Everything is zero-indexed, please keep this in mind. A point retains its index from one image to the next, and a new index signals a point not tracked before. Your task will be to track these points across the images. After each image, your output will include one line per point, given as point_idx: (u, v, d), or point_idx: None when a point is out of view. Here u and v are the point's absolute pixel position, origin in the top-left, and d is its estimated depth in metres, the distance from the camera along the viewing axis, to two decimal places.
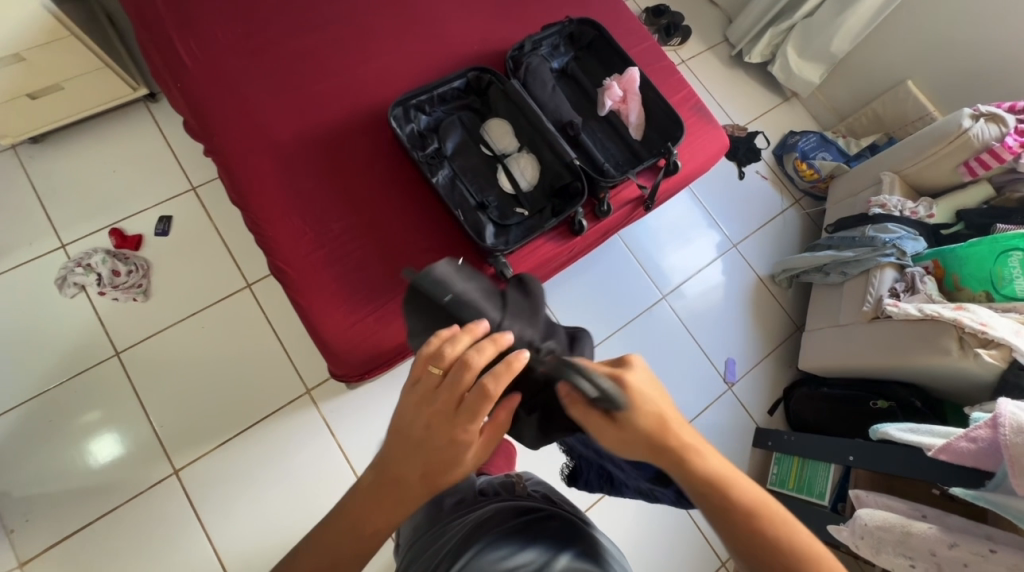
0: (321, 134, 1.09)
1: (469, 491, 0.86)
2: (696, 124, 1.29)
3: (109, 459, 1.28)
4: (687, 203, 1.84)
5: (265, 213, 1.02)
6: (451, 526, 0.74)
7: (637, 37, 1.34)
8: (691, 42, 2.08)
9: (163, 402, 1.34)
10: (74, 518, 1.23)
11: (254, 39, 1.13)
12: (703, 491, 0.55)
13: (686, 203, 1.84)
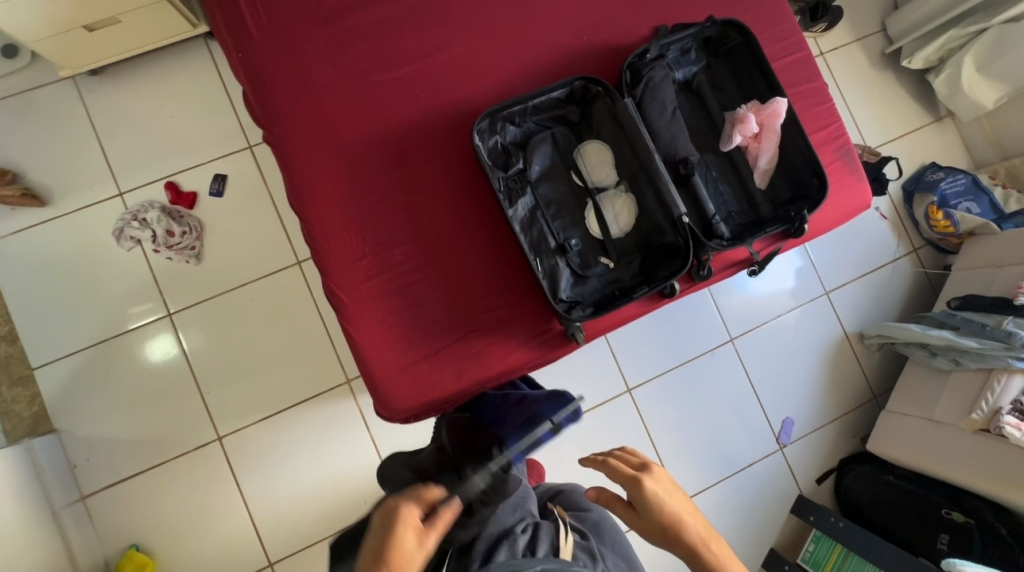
0: (392, 136, 0.94)
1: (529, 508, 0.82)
2: (837, 172, 1.05)
3: (168, 407, 1.34)
4: None
5: (321, 226, 0.91)
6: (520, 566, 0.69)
7: (787, 46, 1.06)
8: (838, 30, 1.69)
9: (210, 369, 1.36)
10: (128, 465, 1.31)
11: (329, 3, 0.95)
12: None
13: None
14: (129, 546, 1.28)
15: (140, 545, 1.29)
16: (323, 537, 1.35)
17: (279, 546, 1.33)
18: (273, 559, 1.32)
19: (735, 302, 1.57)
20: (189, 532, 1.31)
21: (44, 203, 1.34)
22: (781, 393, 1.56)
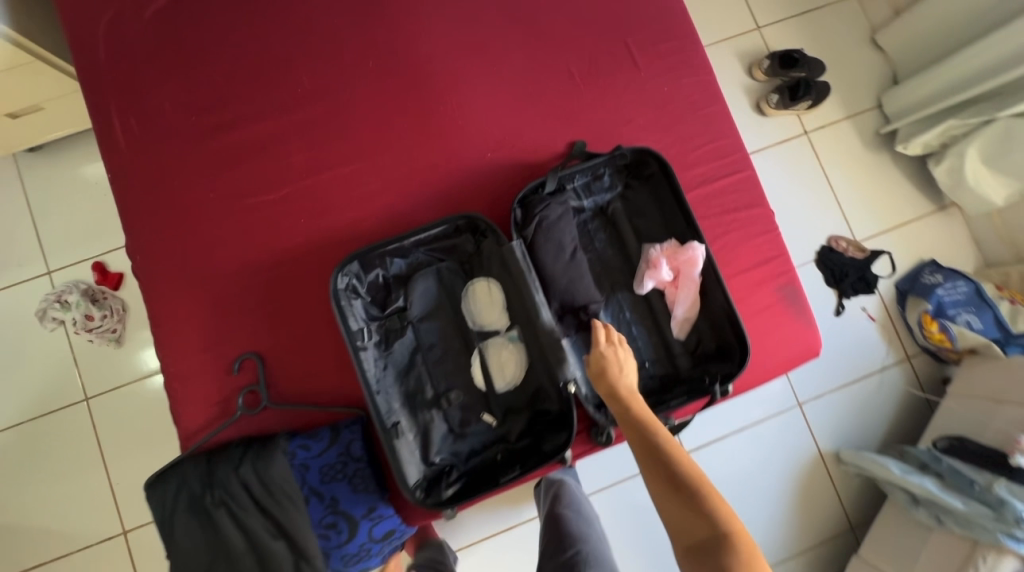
0: (264, 265, 0.87)
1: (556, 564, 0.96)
2: (777, 313, 0.90)
3: (78, 494, 1.30)
4: None
5: (179, 364, 0.84)
6: None
7: (726, 163, 0.93)
8: (827, 105, 1.52)
9: (123, 459, 1.32)
10: (34, 553, 1.28)
11: (211, 117, 0.90)
12: (694, 504, 0.62)
13: None
14: None
15: None
16: None
17: None
18: None
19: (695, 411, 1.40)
20: None
21: None
22: (744, 517, 1.38)
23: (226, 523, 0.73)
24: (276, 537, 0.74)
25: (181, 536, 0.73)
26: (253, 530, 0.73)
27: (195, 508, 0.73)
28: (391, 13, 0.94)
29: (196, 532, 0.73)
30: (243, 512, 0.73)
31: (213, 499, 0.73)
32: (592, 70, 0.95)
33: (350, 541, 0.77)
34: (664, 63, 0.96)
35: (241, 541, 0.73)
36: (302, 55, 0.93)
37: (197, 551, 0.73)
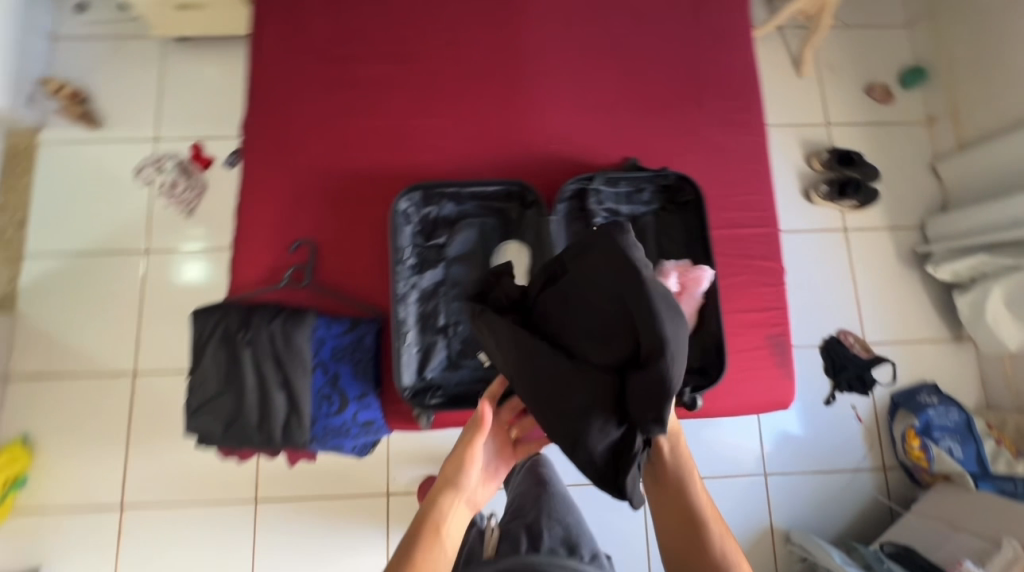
0: (343, 175, 1.02)
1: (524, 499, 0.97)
2: (762, 359, 0.98)
3: (109, 329, 1.46)
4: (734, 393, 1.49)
5: (251, 230, 0.99)
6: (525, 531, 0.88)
7: (756, 217, 1.03)
8: (872, 211, 1.60)
9: (157, 312, 1.48)
10: (55, 365, 1.44)
11: (342, 48, 1.07)
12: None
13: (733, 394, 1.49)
14: (19, 435, 1.40)
15: (27, 438, 1.40)
16: (183, 503, 1.40)
17: (140, 493, 1.39)
18: (126, 504, 1.39)
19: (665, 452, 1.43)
20: (74, 446, 1.40)
21: (97, 126, 1.57)
22: None
23: (247, 357, 0.86)
24: (280, 387, 0.86)
25: (208, 355, 0.86)
26: (264, 374, 0.86)
27: (227, 343, 0.87)
28: (513, 8, 1.10)
29: (220, 356, 0.86)
30: (262, 356, 0.86)
31: (243, 340, 0.86)
32: (664, 104, 1.08)
33: (337, 415, 0.88)
34: (728, 116, 1.08)
35: (253, 378, 0.86)
36: (430, 20, 1.09)
37: (217, 371, 0.86)
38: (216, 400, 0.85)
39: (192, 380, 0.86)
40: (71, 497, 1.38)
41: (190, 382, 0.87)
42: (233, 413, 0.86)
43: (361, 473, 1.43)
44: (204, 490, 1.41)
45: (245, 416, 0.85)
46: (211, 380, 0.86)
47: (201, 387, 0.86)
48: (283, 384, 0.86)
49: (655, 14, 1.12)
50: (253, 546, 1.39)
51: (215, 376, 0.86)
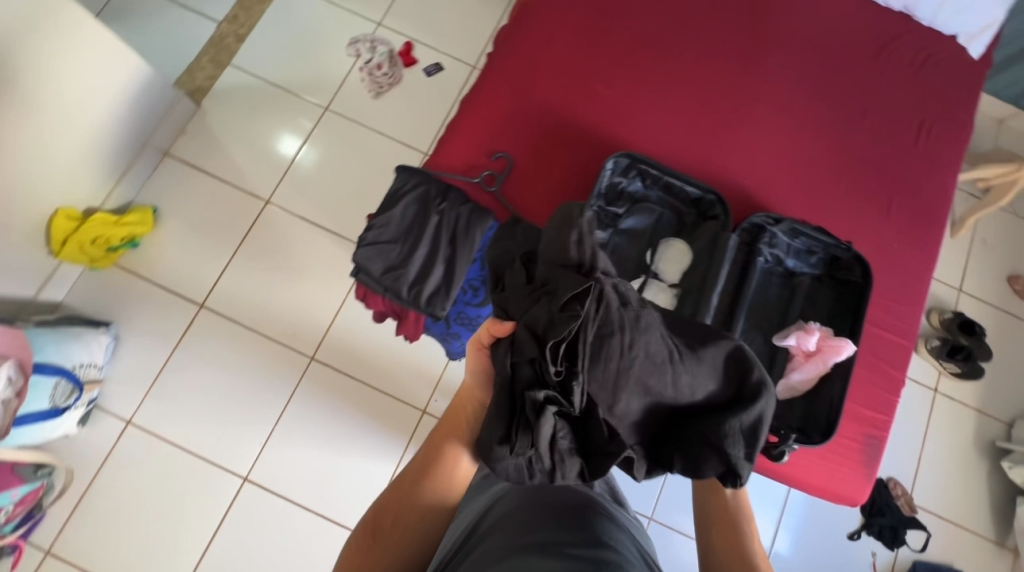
0: (560, 119, 1.11)
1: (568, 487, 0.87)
2: (851, 452, 1.00)
3: (265, 156, 1.59)
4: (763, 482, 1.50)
5: (466, 128, 1.09)
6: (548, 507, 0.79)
7: (900, 327, 1.06)
8: (969, 387, 1.60)
9: (309, 161, 1.60)
10: (207, 162, 1.56)
11: (605, 19, 1.18)
12: None
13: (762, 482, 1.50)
14: (152, 206, 1.50)
15: (157, 211, 1.51)
16: (251, 329, 1.49)
17: (222, 301, 1.49)
18: (207, 303, 1.49)
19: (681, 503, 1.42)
20: (190, 235, 1.52)
21: None
22: None
23: (431, 223, 0.95)
24: (445, 260, 0.95)
25: (399, 206, 0.96)
26: (438, 242, 0.95)
27: (422, 204, 0.97)
28: (762, 53, 1.18)
29: (409, 211, 0.96)
30: (443, 227, 0.95)
31: (437, 207, 0.96)
32: (858, 192, 1.12)
33: (475, 306, 0.98)
34: (909, 230, 1.12)
35: (427, 243, 0.95)
36: (687, 30, 1.18)
37: (400, 221, 0.96)
38: (390, 244, 0.94)
39: (377, 218, 0.95)
40: (167, 274, 1.49)
41: (372, 220, 0.96)
42: (395, 261, 0.94)
43: (409, 382, 1.51)
44: (273, 327, 1.50)
45: (405, 268, 0.94)
46: (392, 226, 0.95)
47: (380, 228, 0.95)
48: (449, 258, 0.95)
49: (882, 116, 1.18)
50: (292, 394, 1.47)
51: (397, 225, 0.95)
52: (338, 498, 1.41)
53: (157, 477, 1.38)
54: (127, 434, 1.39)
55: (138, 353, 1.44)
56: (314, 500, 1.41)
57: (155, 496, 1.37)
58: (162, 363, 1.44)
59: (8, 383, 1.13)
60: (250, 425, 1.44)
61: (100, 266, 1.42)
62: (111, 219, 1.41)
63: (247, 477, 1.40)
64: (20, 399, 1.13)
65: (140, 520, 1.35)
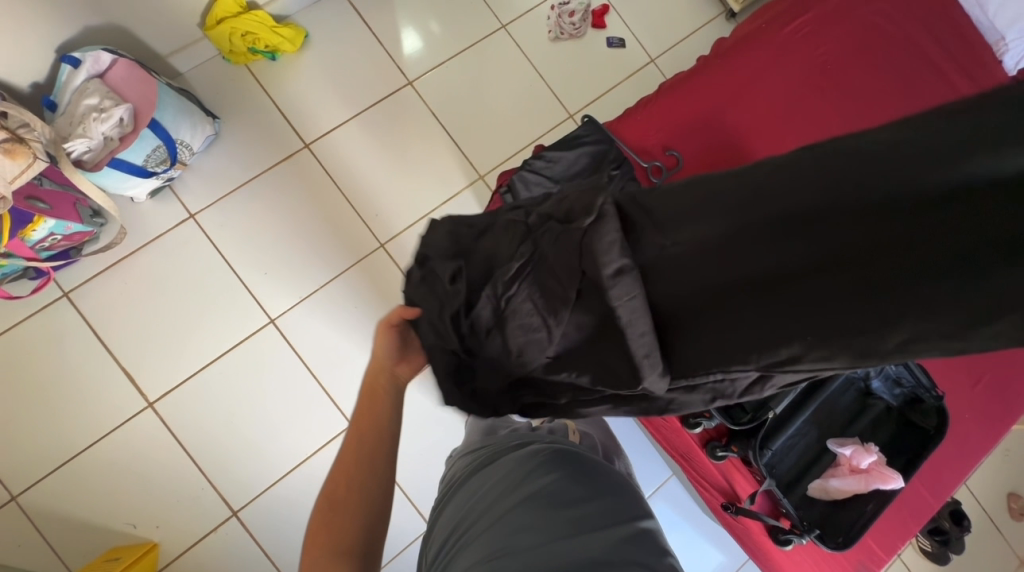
0: (743, 147, 1.10)
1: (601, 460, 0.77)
2: (842, 571, 1.02)
3: (429, 39, 1.57)
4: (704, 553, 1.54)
5: (657, 111, 1.09)
6: (579, 480, 0.68)
7: (935, 485, 1.09)
8: (929, 568, 1.65)
9: (464, 65, 1.58)
10: (375, 17, 1.53)
11: (822, 80, 1.17)
12: None
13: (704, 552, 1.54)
14: (305, 31, 1.47)
15: (308, 39, 1.48)
16: (339, 191, 1.47)
17: (325, 151, 1.47)
18: (312, 146, 1.46)
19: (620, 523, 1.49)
20: (328, 76, 1.49)
21: None
22: None
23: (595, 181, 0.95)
24: None
25: (573, 151, 0.96)
26: None
27: (595, 161, 0.96)
28: None
29: (578, 161, 0.96)
30: None
31: (608, 170, 0.95)
32: (959, 355, 1.14)
33: None
34: (985, 409, 1.15)
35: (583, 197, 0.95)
36: None
37: (568, 166, 0.96)
38: (550, 182, 0.94)
39: (549, 153, 0.95)
40: (289, 100, 1.46)
41: (543, 153, 0.96)
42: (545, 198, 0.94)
43: None
44: (359, 199, 1.47)
45: None
46: (559, 166, 0.95)
47: (547, 163, 0.95)
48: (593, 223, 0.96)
49: None
50: (347, 269, 1.44)
51: (565, 167, 0.95)
52: (345, 382, 1.41)
53: (196, 279, 1.37)
54: (187, 226, 1.38)
55: (229, 159, 1.42)
56: (322, 372, 1.40)
57: (185, 295, 1.36)
58: (246, 179, 1.42)
59: (118, 125, 1.15)
60: (297, 277, 1.42)
61: (234, 60, 1.41)
62: (267, 23, 1.37)
63: (273, 320, 1.39)
64: (123, 145, 1.15)
65: (162, 310, 1.35)
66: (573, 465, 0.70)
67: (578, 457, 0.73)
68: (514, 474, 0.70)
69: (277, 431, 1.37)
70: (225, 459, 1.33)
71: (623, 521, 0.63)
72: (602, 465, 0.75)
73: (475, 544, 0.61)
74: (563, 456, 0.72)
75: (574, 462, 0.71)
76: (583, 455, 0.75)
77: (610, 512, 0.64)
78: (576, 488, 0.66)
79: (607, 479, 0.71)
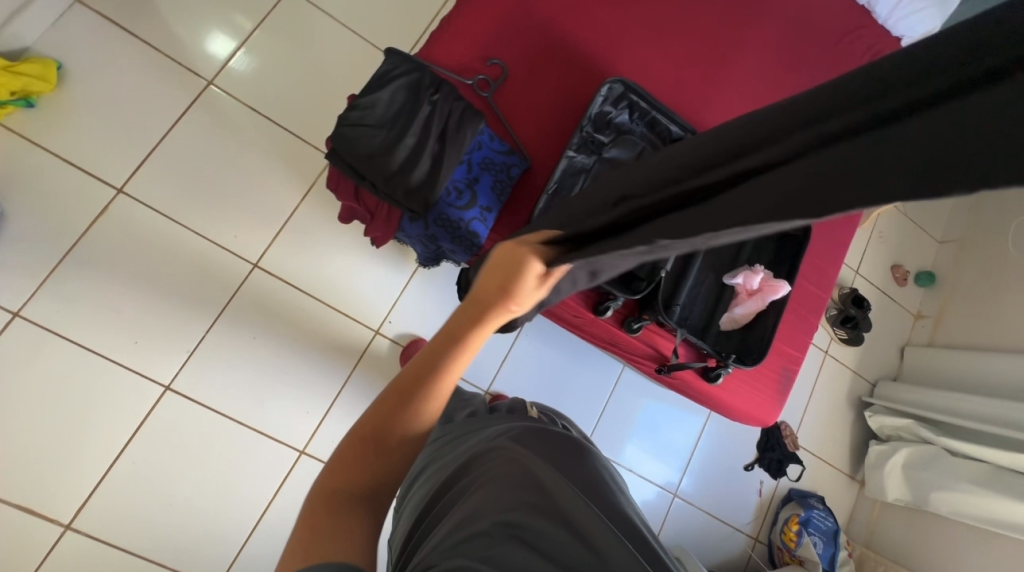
0: (560, 33, 1.08)
1: (569, 445, 0.81)
2: (771, 383, 1.14)
3: (209, 26, 1.37)
4: (676, 422, 1.67)
5: (463, 21, 1.03)
6: (538, 470, 0.71)
7: (820, 280, 1.22)
8: (851, 352, 1.90)
9: (264, 44, 1.41)
10: (135, 20, 1.31)
11: None
12: None
13: (675, 420, 1.67)
14: (54, 60, 1.24)
15: (63, 69, 1.25)
16: (182, 224, 1.30)
17: (144, 188, 1.28)
18: (125, 188, 1.27)
19: (597, 428, 1.59)
20: (109, 105, 1.28)
21: None
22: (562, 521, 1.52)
23: (422, 111, 0.89)
24: (434, 155, 0.90)
25: (388, 85, 0.89)
26: (425, 134, 0.89)
27: (412, 93, 0.90)
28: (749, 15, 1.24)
29: (396, 93, 0.89)
30: (432, 118, 0.90)
31: (428, 97, 0.90)
32: None
33: (459, 209, 0.92)
34: None
35: (417, 133, 0.89)
36: None
37: (387, 102, 0.89)
38: (376, 127, 0.88)
39: (366, 95, 0.88)
40: (74, 147, 1.25)
41: (359, 97, 0.89)
42: (376, 145, 0.88)
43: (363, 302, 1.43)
44: (208, 226, 1.32)
45: (387, 155, 0.87)
46: (379, 107, 0.88)
47: (366, 107, 0.88)
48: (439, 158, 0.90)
49: None
50: (227, 303, 1.32)
51: (385, 104, 0.89)
52: (277, 414, 1.33)
53: (55, 377, 1.20)
54: (15, 326, 1.18)
55: (31, 235, 1.20)
56: (246, 415, 1.30)
57: (51, 399, 1.19)
58: (62, 252, 1.22)
59: None
60: (173, 331, 1.27)
61: None
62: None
63: (169, 386, 1.26)
64: None
65: (29, 425, 1.17)
66: (519, 443, 0.76)
67: (528, 439, 0.78)
68: (472, 473, 0.72)
69: (227, 490, 1.27)
70: (181, 541, 1.23)
71: (565, 486, 0.69)
72: (550, 440, 0.80)
73: (433, 538, 0.63)
74: (515, 441, 0.76)
75: (522, 447, 0.75)
76: (541, 446, 0.77)
77: (553, 478, 0.69)
78: (531, 478, 0.69)
79: (566, 468, 0.74)
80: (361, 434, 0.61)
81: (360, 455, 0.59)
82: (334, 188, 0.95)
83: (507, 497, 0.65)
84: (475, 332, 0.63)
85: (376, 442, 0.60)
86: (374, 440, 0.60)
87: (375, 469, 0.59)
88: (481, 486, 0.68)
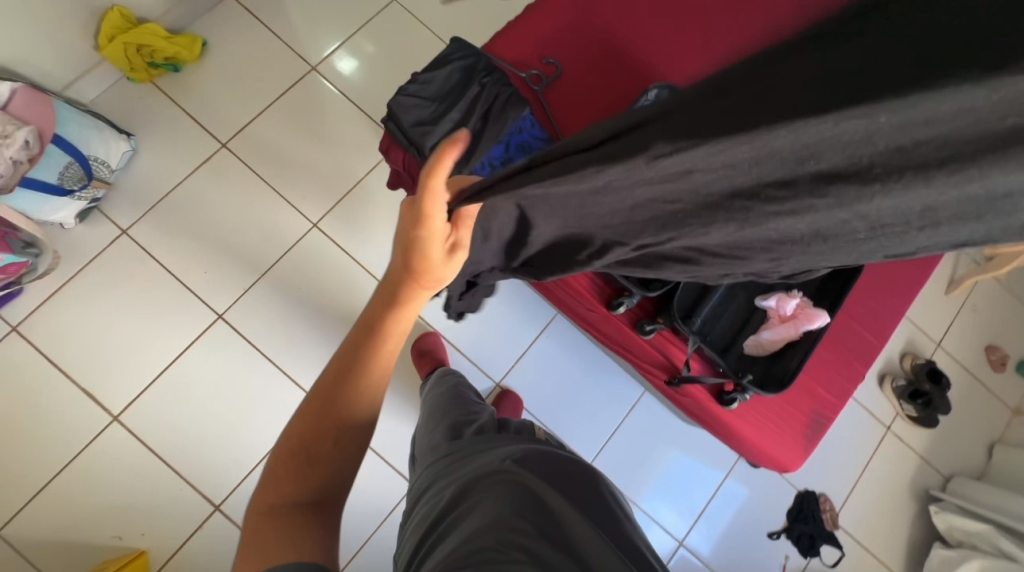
0: (619, 43, 1.13)
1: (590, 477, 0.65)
2: (798, 424, 1.03)
3: (323, 23, 1.61)
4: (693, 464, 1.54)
5: (530, 23, 1.13)
6: (554, 499, 0.56)
7: (873, 325, 1.10)
8: (920, 435, 1.65)
9: (363, 42, 1.62)
10: (268, 14, 1.59)
11: None
12: None
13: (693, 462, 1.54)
14: (201, 38, 1.52)
15: (206, 45, 1.53)
16: (263, 180, 1.50)
17: (242, 147, 1.50)
18: (227, 145, 1.50)
19: (606, 449, 1.51)
20: (233, 77, 1.54)
21: None
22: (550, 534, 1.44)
23: (471, 89, 0.98)
24: (475, 128, 0.97)
25: (447, 65, 1.00)
26: (471, 109, 0.98)
27: (466, 74, 1.00)
28: None
29: (452, 73, 0.99)
30: (479, 96, 0.98)
31: (480, 79, 0.99)
32: None
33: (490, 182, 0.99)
34: None
35: (463, 108, 0.98)
36: None
37: (442, 79, 0.99)
38: (429, 99, 0.98)
39: (426, 72, 0.99)
40: (198, 106, 1.50)
41: (420, 73, 1.00)
42: (426, 114, 0.97)
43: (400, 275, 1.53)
44: (284, 185, 1.50)
45: (434, 124, 0.97)
46: (435, 83, 0.99)
47: (424, 82, 0.99)
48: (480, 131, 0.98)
49: None
50: (284, 254, 1.47)
51: (440, 80, 0.99)
52: (303, 361, 1.43)
53: (137, 289, 1.40)
54: (121, 242, 1.41)
55: (149, 171, 1.46)
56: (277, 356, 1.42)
57: (130, 307, 1.39)
58: (168, 187, 1.45)
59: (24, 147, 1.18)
60: (235, 269, 1.45)
61: (137, 78, 1.45)
62: (160, 35, 1.43)
63: (220, 316, 1.42)
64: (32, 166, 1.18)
65: (108, 324, 1.38)
66: (530, 469, 0.60)
67: (540, 461, 0.63)
68: (474, 491, 0.58)
69: (245, 421, 1.38)
70: (198, 457, 1.35)
71: (588, 524, 0.54)
72: (566, 468, 0.65)
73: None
74: (524, 460, 0.62)
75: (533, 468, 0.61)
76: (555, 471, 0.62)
77: (573, 512, 0.55)
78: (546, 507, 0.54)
79: (588, 505, 0.59)
80: (284, 444, 0.56)
81: (282, 467, 0.54)
82: (385, 151, 1.05)
83: (514, 524, 0.50)
84: (394, 313, 0.61)
85: (299, 452, 0.54)
86: (294, 450, 0.55)
87: (305, 481, 0.53)
88: (483, 507, 0.54)
